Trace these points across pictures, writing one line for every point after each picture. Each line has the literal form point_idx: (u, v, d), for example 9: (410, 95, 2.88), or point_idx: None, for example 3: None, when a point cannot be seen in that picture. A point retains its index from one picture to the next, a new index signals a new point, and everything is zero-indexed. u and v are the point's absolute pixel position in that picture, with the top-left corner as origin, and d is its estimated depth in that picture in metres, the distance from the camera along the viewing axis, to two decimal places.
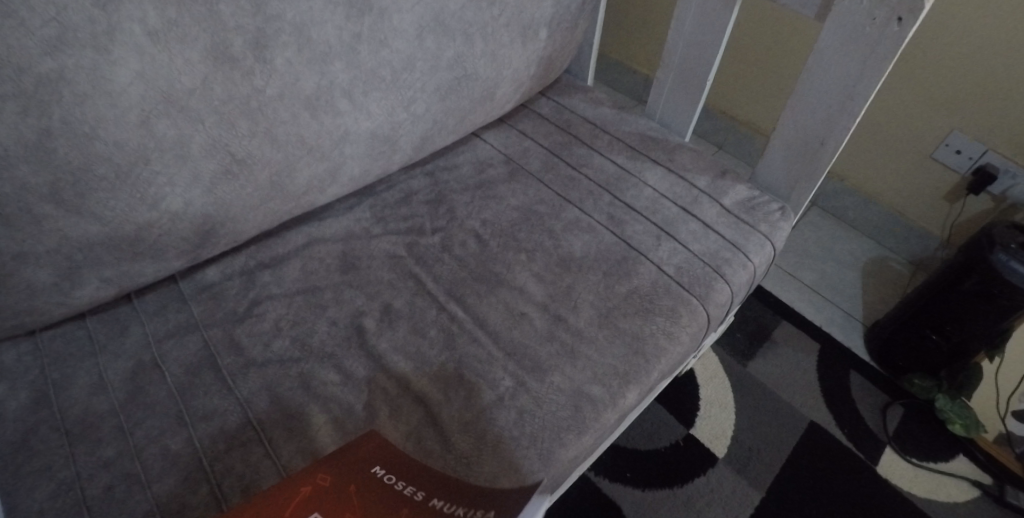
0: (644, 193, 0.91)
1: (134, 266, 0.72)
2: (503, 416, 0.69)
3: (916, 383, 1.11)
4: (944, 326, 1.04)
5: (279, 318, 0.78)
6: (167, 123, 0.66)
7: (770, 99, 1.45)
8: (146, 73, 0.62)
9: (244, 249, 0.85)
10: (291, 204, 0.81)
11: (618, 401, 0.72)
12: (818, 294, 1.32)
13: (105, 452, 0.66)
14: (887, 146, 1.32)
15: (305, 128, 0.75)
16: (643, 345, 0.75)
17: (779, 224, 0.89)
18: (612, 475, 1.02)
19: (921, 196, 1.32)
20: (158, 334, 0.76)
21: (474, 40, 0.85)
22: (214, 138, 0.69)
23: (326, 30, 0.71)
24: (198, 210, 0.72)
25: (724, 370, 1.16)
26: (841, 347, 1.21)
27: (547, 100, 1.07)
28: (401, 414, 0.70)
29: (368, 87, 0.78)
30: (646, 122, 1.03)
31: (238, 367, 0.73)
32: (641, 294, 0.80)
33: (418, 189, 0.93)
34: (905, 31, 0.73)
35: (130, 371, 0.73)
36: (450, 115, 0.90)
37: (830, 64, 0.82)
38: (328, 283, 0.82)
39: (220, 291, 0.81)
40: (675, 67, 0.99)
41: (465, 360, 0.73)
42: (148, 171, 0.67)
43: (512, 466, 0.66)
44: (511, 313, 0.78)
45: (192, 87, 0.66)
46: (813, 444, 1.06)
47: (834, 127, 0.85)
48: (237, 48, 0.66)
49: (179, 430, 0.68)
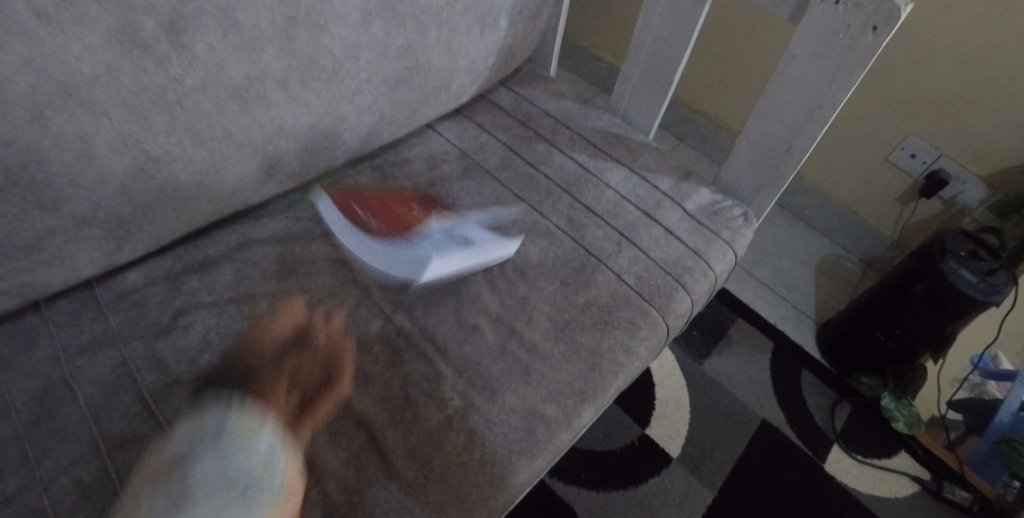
0: (605, 195, 0.87)
1: (36, 276, 0.64)
2: (453, 440, 0.65)
3: (864, 381, 1.13)
4: (893, 329, 1.06)
5: (208, 330, 0.71)
6: (65, 117, 0.57)
7: (738, 95, 1.41)
8: (36, 59, 0.53)
9: (170, 251, 0.77)
10: (221, 204, 0.73)
11: (573, 421, 0.69)
12: (773, 290, 1.33)
13: (5, 486, 0.59)
14: (846, 146, 1.31)
15: (234, 123, 0.67)
16: (600, 361, 0.73)
17: (741, 230, 0.87)
18: (566, 478, 1.00)
19: (875, 195, 1.33)
20: (69, 348, 0.68)
21: (427, 27, 0.78)
22: (125, 133, 0.61)
23: (256, 13, 0.63)
24: (110, 214, 0.64)
25: (680, 368, 1.16)
26: (793, 344, 1.23)
27: (506, 90, 1.01)
28: (341, 438, 0.65)
29: (306, 78, 0.70)
30: (609, 117, 0.99)
31: (161, 386, 0.67)
32: (599, 305, 0.76)
33: (366, 185, 0.87)
34: (879, 41, 0.70)
35: (37, 391, 0.65)
36: (401, 107, 0.83)
37: (799, 69, 0.78)
38: (263, 290, 0.75)
39: (142, 299, 0.73)
40: (641, 61, 0.95)
41: (412, 379, 0.69)
42: (46, 171, 0.58)
43: (461, 494, 0.63)
44: (462, 326, 0.74)
45: (96, 76, 0.57)
46: (765, 442, 1.08)
47: (800, 134, 0.82)
48: (148, 32, 0.58)
49: (93, 459, 0.62)
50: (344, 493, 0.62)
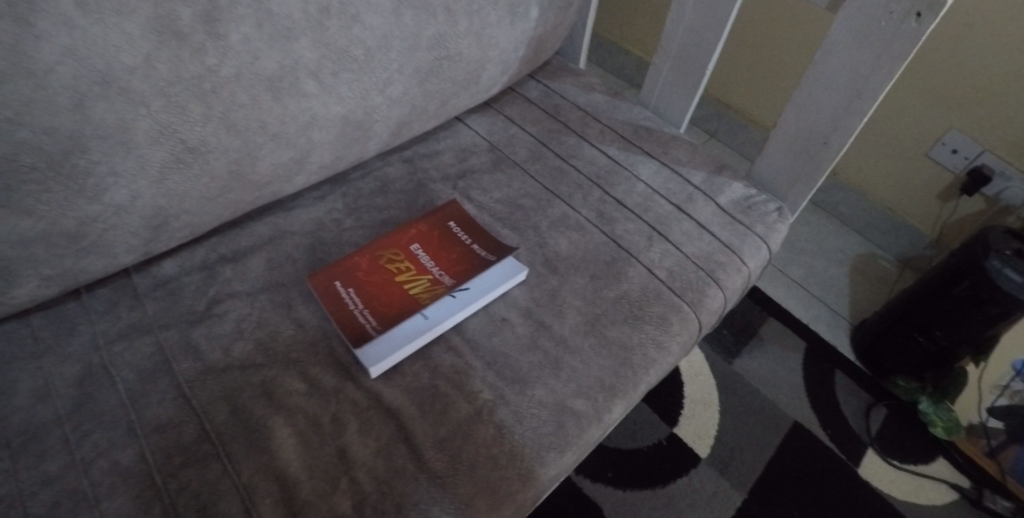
0: (636, 188, 0.86)
1: (76, 263, 0.65)
2: (481, 432, 0.65)
3: (900, 384, 1.10)
4: (933, 331, 1.02)
5: (241, 318, 0.72)
6: (105, 106, 0.58)
7: (771, 89, 1.39)
8: (77, 49, 0.54)
9: (205, 241, 0.78)
10: (255, 195, 0.74)
11: (604, 416, 0.68)
12: (806, 288, 1.30)
13: (47, 467, 0.61)
14: (885, 141, 1.27)
15: (267, 113, 0.68)
16: (631, 356, 0.71)
17: (776, 225, 0.85)
18: (593, 475, 0.99)
19: (915, 192, 1.28)
20: (108, 335, 0.70)
21: (457, 17, 0.78)
22: (161, 123, 0.62)
23: (290, 3, 0.64)
24: (147, 203, 0.65)
25: (710, 366, 1.14)
26: (826, 344, 1.20)
27: (535, 83, 1.00)
28: (370, 428, 0.65)
29: (338, 68, 0.70)
30: (640, 110, 0.97)
31: (195, 373, 0.68)
32: (630, 299, 0.75)
33: (395, 177, 0.87)
34: (924, 27, 0.67)
35: (78, 376, 0.66)
36: (431, 99, 0.83)
37: (838, 58, 0.76)
38: (295, 280, 0.76)
39: (178, 288, 0.74)
40: (673, 53, 0.93)
41: (441, 370, 0.69)
42: (87, 160, 0.59)
43: (490, 487, 0.62)
44: (491, 318, 0.74)
45: (134, 66, 0.58)
46: (797, 445, 1.05)
47: (839, 125, 0.80)
48: (185, 22, 0.59)
49: (130, 443, 0.63)
50: (373, 483, 0.62)
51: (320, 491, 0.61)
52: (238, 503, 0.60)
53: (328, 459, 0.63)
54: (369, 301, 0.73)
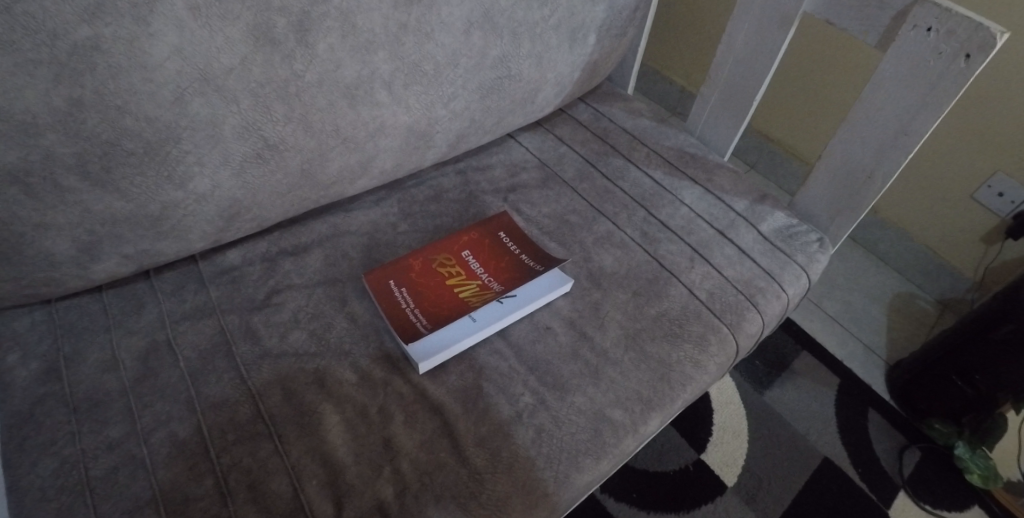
0: (679, 212, 0.89)
1: (154, 245, 0.70)
2: (521, 433, 0.67)
3: (936, 427, 1.08)
4: (973, 375, 1.01)
5: (298, 309, 0.76)
6: (201, 102, 0.63)
7: (815, 125, 1.42)
8: (184, 49, 0.60)
9: (268, 234, 0.83)
10: (320, 194, 0.79)
11: (640, 427, 0.70)
12: (840, 326, 1.30)
13: (111, 432, 0.64)
14: (929, 182, 1.28)
15: (341, 118, 0.73)
16: (670, 372, 0.74)
17: (816, 255, 0.87)
18: (618, 494, 1.00)
19: (957, 235, 1.28)
20: (173, 314, 0.74)
21: (521, 40, 0.82)
22: (248, 121, 0.67)
23: (373, 18, 0.69)
24: (225, 193, 0.70)
25: (740, 396, 1.14)
26: (859, 382, 1.19)
27: (585, 106, 1.05)
28: (415, 421, 0.68)
29: (409, 81, 0.75)
30: (686, 138, 1.01)
31: (252, 357, 0.71)
32: (670, 317, 0.78)
33: (449, 187, 0.91)
34: (972, 69, 0.69)
35: (143, 351, 0.70)
36: (489, 115, 0.88)
37: (885, 96, 0.78)
38: (351, 276, 0.80)
39: (240, 276, 0.78)
40: (721, 84, 0.97)
41: (485, 371, 0.72)
42: (178, 149, 0.64)
43: (526, 487, 0.64)
44: (536, 326, 0.76)
45: (231, 66, 0.63)
46: (826, 481, 1.04)
47: (883, 161, 0.82)
48: (280, 30, 0.64)
49: (187, 417, 0.66)
50: (416, 474, 0.64)
51: (364, 477, 0.63)
52: (287, 482, 0.62)
53: (374, 448, 0.66)
54: (420, 301, 0.76)
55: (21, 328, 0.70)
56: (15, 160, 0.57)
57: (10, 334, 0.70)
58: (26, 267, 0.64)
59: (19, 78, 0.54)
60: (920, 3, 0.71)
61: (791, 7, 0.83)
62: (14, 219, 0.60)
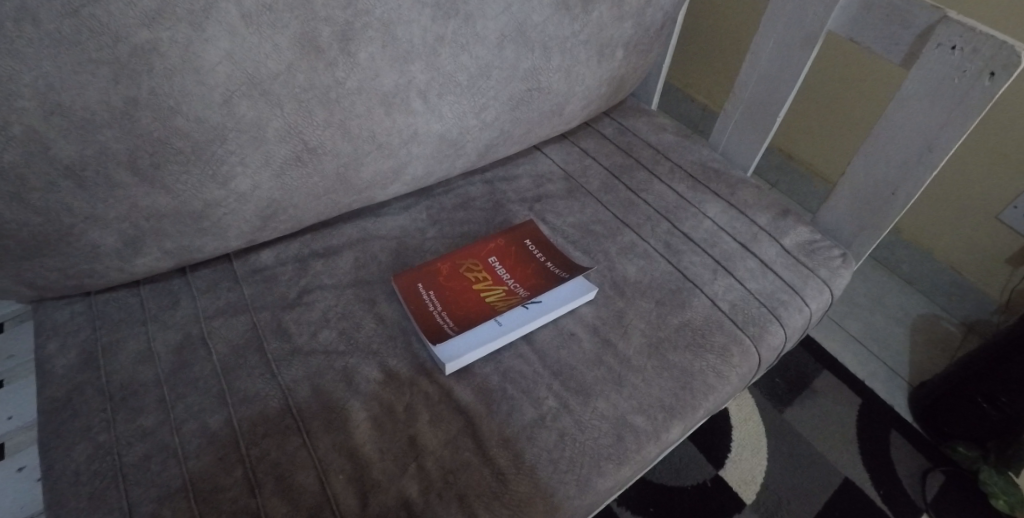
0: (703, 225, 0.90)
1: (195, 241, 0.73)
2: (544, 436, 0.68)
3: (960, 451, 1.07)
4: (998, 397, 1.00)
5: (328, 309, 0.78)
6: (247, 104, 0.66)
7: (837, 144, 1.43)
8: (235, 54, 0.63)
9: (300, 236, 0.85)
10: (354, 197, 0.81)
11: (662, 434, 0.70)
12: (862, 346, 1.29)
13: (145, 421, 0.66)
14: (955, 202, 1.28)
15: (377, 125, 0.75)
16: (692, 380, 0.74)
17: (839, 270, 0.88)
18: (634, 509, 1.00)
19: (983, 256, 1.28)
20: (207, 310, 0.76)
21: (551, 54, 0.85)
22: (289, 124, 0.70)
23: (412, 30, 0.72)
24: (265, 193, 0.73)
25: (759, 413, 1.14)
26: (882, 404, 1.18)
27: (610, 121, 1.07)
28: (440, 421, 0.69)
29: (443, 91, 0.78)
30: (709, 152, 1.03)
31: (282, 354, 0.72)
32: (693, 326, 0.79)
33: (476, 196, 0.94)
34: (996, 87, 0.70)
35: (177, 344, 0.72)
36: (518, 125, 0.90)
37: (909, 112, 0.79)
38: (380, 279, 0.82)
39: (272, 276, 0.80)
40: (744, 101, 0.98)
41: (510, 374, 0.73)
42: (223, 150, 0.67)
43: (548, 489, 0.65)
44: (560, 332, 0.78)
45: (278, 72, 0.66)
46: (847, 503, 1.02)
47: (908, 177, 0.82)
48: (324, 39, 0.67)
49: (219, 409, 0.67)
50: (440, 472, 0.65)
51: (389, 473, 0.64)
52: (314, 476, 0.63)
53: (400, 446, 0.67)
54: (448, 304, 0.78)
55: (62, 318, 0.73)
56: (72, 155, 0.60)
57: (51, 324, 0.72)
58: (73, 257, 0.66)
59: (82, 77, 0.57)
60: (944, 22, 0.73)
61: (817, 27, 0.85)
62: (68, 211, 0.63)
